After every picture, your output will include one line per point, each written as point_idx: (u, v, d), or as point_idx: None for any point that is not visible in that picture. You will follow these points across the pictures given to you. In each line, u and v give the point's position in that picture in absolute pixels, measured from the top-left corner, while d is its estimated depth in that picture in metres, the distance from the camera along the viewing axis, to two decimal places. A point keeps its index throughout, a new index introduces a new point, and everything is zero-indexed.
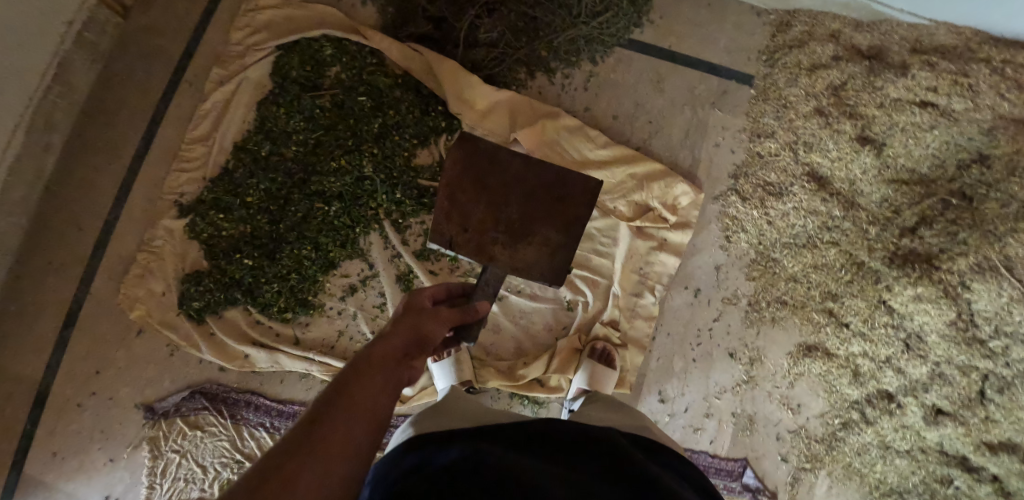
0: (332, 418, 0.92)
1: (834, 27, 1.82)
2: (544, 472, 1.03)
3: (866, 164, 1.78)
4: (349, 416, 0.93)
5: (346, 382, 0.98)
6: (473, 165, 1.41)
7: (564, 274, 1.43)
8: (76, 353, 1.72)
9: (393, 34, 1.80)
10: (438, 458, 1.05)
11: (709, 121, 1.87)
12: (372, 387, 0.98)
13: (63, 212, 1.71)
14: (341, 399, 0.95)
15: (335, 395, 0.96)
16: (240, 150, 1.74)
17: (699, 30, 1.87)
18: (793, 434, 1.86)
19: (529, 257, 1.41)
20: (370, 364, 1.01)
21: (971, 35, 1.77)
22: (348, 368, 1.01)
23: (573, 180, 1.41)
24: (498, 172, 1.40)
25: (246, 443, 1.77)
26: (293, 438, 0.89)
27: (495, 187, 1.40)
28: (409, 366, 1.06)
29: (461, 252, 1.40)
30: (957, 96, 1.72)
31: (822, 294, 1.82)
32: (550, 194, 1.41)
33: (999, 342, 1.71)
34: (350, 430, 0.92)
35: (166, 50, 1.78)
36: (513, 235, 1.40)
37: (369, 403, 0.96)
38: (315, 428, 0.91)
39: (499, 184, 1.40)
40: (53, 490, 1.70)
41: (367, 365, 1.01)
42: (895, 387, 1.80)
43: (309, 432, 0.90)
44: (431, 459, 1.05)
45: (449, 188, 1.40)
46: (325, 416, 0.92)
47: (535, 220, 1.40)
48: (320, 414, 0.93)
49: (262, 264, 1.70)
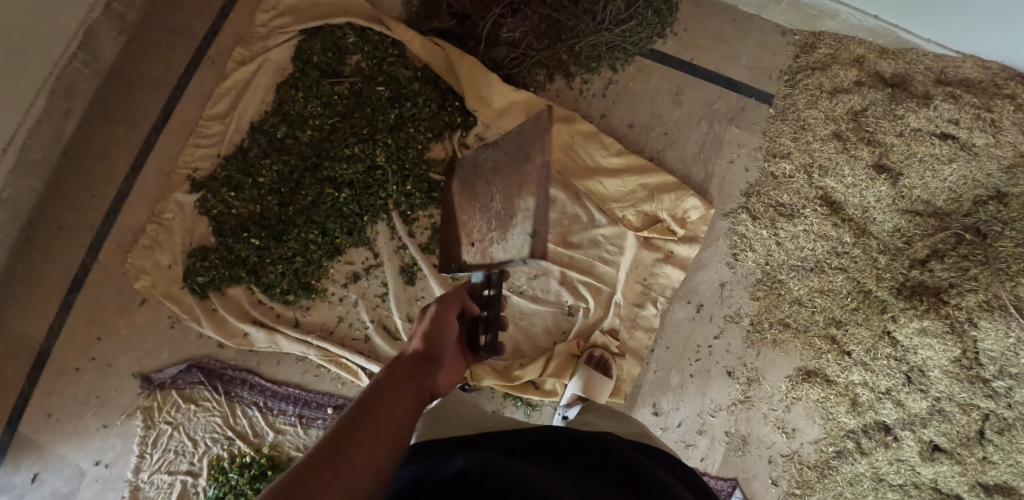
0: (357, 438, 0.96)
1: (859, 52, 1.80)
2: (547, 479, 1.04)
3: (881, 192, 1.75)
4: (372, 437, 0.97)
5: (369, 401, 1.01)
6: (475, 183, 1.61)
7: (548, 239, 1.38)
8: (78, 318, 1.73)
9: (416, 26, 1.80)
10: (439, 471, 1.06)
11: (725, 137, 1.86)
12: (394, 406, 1.03)
13: (78, 178, 1.73)
14: (364, 419, 0.98)
15: (358, 414, 0.99)
16: (256, 131, 1.76)
17: (722, 45, 1.86)
18: (785, 458, 1.86)
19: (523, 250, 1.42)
20: (393, 385, 1.05)
21: (998, 70, 1.74)
22: (372, 387, 1.04)
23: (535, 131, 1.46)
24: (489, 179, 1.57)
25: (239, 421, 1.78)
26: (318, 456, 0.92)
27: (485, 188, 1.56)
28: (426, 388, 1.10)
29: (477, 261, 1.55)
30: (979, 131, 1.69)
31: (825, 320, 1.81)
32: (519, 161, 1.48)
33: (1003, 383, 1.68)
34: (373, 450, 0.97)
35: (192, 26, 1.79)
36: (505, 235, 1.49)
37: (390, 423, 1.01)
38: (341, 447, 0.94)
39: (485, 182, 1.56)
40: (46, 451, 1.72)
41: (391, 387, 1.05)
42: (892, 420, 1.78)
43: (333, 451, 0.93)
44: (433, 472, 1.07)
45: (455, 211, 1.63)
46: (350, 435, 0.96)
47: (512, 207, 1.47)
48: (344, 435, 0.96)
49: (269, 245, 1.71)
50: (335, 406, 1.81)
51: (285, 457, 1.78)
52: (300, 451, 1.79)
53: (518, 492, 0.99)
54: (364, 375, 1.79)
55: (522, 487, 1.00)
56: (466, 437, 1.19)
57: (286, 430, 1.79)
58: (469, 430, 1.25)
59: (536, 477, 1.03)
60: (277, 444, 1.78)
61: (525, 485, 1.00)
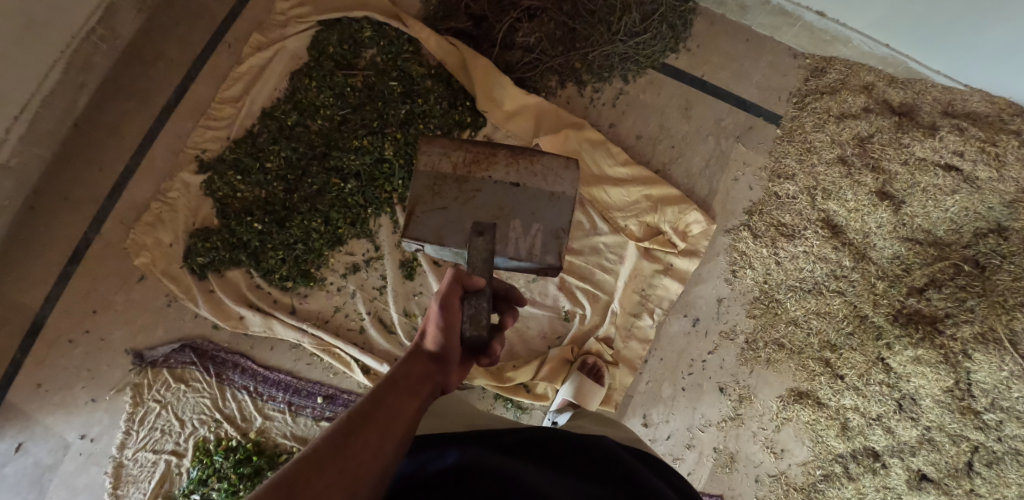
0: (364, 437, 0.99)
1: (868, 80, 1.82)
2: (541, 479, 1.04)
3: (882, 219, 1.75)
4: (381, 434, 1.02)
5: (376, 400, 1.05)
6: (566, 167, 1.43)
7: (411, 196, 1.37)
8: (75, 291, 1.74)
9: (433, 25, 1.81)
10: (433, 467, 1.05)
11: (731, 154, 1.87)
12: (400, 407, 1.06)
13: (86, 151, 1.74)
14: (370, 417, 1.02)
15: (367, 410, 1.03)
16: (268, 116, 1.77)
17: (734, 64, 1.87)
18: (772, 478, 1.85)
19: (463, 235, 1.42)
20: (398, 386, 1.08)
21: (1005, 105, 1.75)
22: (380, 385, 1.08)
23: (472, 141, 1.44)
24: (543, 168, 1.41)
25: (227, 404, 1.78)
26: (323, 450, 0.96)
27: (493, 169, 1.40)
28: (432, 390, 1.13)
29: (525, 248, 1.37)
30: (982, 164, 1.69)
31: (821, 343, 1.81)
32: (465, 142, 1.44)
33: (994, 416, 1.69)
34: (381, 447, 1.01)
35: (212, 10, 1.81)
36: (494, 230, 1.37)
37: (399, 422, 1.05)
38: (347, 443, 0.98)
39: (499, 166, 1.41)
40: (33, 421, 1.72)
41: (398, 388, 1.08)
42: (882, 447, 1.78)
43: (342, 446, 0.97)
44: (425, 468, 1.06)
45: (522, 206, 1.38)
46: (359, 431, 1.00)
47: (468, 185, 1.38)
48: (354, 430, 1.00)
49: (271, 230, 1.71)
50: (326, 396, 1.81)
51: (271, 443, 1.77)
52: (287, 438, 1.78)
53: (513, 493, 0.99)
54: (356, 367, 1.78)
55: (518, 488, 1.00)
56: (459, 433, 1.18)
57: (274, 416, 1.79)
58: (461, 427, 1.23)
59: (531, 479, 1.03)
60: (264, 430, 1.78)
61: (519, 485, 1.00)
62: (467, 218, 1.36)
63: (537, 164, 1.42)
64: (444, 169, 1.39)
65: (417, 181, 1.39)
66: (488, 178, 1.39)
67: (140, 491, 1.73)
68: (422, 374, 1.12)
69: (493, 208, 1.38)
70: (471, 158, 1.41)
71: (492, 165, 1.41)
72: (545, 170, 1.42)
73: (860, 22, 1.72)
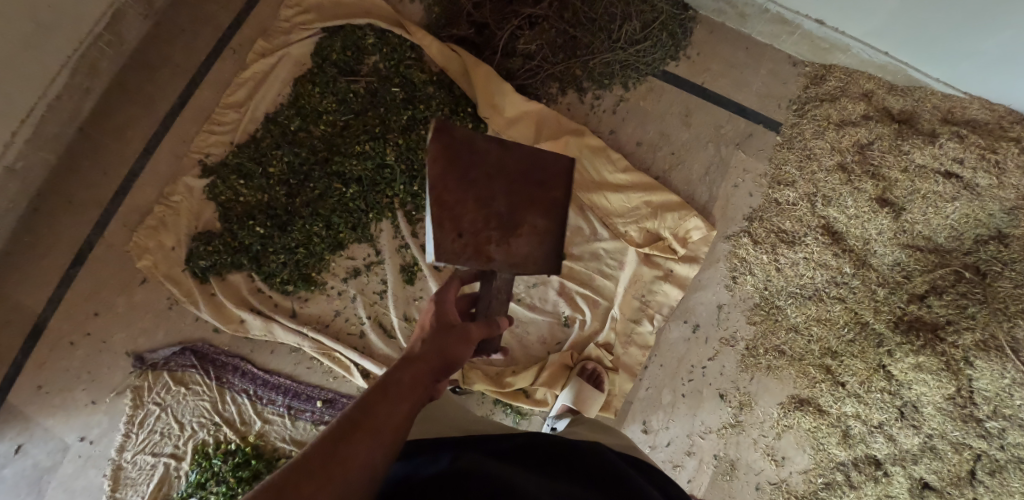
0: (355, 443, 0.99)
1: (868, 87, 1.82)
2: (535, 483, 1.04)
3: (882, 226, 1.75)
4: (371, 442, 1.00)
5: (372, 403, 1.03)
6: (507, 172, 1.35)
7: (509, 233, 1.36)
8: (77, 293, 1.75)
9: (436, 32, 1.83)
10: (425, 470, 1.06)
11: (731, 161, 1.88)
12: (395, 412, 1.04)
13: (90, 155, 1.76)
14: (364, 424, 1.01)
15: (359, 416, 1.02)
16: (271, 122, 1.78)
17: (734, 71, 1.88)
18: (773, 486, 1.84)
19: (551, 211, 1.40)
20: (397, 389, 1.06)
21: (1005, 113, 1.75)
22: (378, 386, 1.06)
23: (549, 164, 1.39)
24: (527, 165, 1.37)
25: (226, 407, 1.78)
26: (313, 455, 0.96)
27: (507, 173, 1.36)
28: (431, 391, 1.12)
29: (460, 260, 1.31)
30: (982, 172, 1.69)
31: (821, 349, 1.81)
32: (528, 180, 1.38)
33: (996, 424, 1.68)
34: (371, 453, 1.00)
35: (217, 17, 1.82)
36: (519, 222, 1.36)
37: (390, 429, 1.03)
38: (337, 451, 0.97)
39: (517, 167, 1.36)
40: (33, 422, 1.73)
41: (396, 392, 1.06)
42: (883, 455, 1.77)
43: (331, 453, 0.97)
44: (419, 471, 1.06)
45: (440, 185, 1.29)
46: (348, 438, 0.98)
47: (520, 220, 1.37)
48: (345, 437, 0.99)
49: (273, 234, 1.72)
50: (325, 400, 1.80)
51: (270, 446, 1.77)
52: (287, 442, 1.78)
53: (502, 493, 0.99)
54: (356, 371, 1.78)
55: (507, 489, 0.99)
56: (455, 438, 1.18)
57: (273, 420, 1.79)
58: (454, 432, 1.23)
59: (522, 482, 1.02)
60: (263, 433, 1.78)
61: (513, 489, 1.00)
62: (504, 234, 1.35)
63: (523, 162, 1.37)
64: (507, 191, 1.36)
65: (523, 207, 1.37)
66: (503, 186, 1.35)
67: (139, 494, 1.73)
68: (421, 379, 1.10)
69: (530, 242, 1.38)
70: (551, 187, 1.40)
71: (510, 179, 1.36)
72: (536, 173, 1.38)
73: (859, 31, 1.72)
